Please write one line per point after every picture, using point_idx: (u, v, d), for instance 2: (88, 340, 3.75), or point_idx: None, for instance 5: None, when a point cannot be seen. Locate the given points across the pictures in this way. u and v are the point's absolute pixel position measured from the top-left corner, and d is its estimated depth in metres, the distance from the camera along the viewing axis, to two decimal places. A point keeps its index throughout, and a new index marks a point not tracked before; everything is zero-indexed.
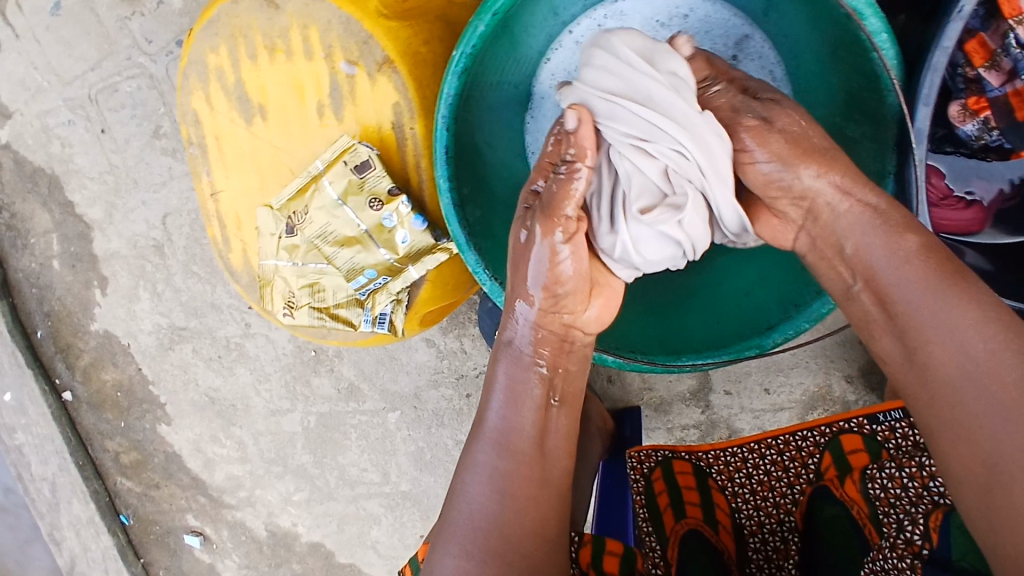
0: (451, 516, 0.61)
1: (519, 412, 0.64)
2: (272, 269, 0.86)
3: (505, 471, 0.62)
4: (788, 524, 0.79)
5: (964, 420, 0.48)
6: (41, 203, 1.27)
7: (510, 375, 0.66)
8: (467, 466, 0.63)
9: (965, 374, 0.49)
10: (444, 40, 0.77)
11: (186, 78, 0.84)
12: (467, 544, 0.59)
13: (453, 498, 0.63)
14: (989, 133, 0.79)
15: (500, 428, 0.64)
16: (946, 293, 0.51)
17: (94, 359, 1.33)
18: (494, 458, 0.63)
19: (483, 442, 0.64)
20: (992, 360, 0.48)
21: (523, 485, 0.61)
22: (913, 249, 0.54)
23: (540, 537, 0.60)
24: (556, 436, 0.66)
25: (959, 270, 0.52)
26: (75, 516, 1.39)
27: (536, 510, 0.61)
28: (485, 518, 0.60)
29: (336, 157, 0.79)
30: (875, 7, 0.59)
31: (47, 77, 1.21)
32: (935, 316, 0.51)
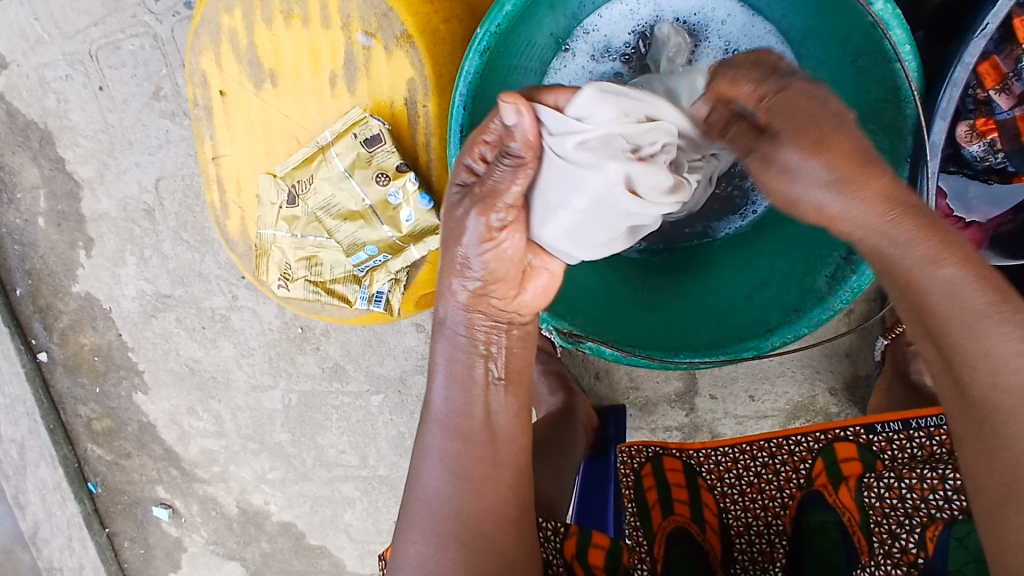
0: (411, 502, 0.61)
1: (464, 392, 0.62)
2: (270, 239, 0.84)
3: (456, 452, 0.61)
4: (776, 527, 0.81)
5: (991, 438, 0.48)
6: (31, 157, 1.24)
7: (449, 357, 0.63)
8: (423, 450, 0.63)
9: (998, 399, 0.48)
10: (463, 20, 0.77)
11: (197, 36, 0.82)
12: (427, 531, 0.59)
13: (412, 485, 0.62)
14: (994, 155, 0.79)
15: (446, 411, 0.62)
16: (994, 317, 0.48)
17: (74, 322, 1.30)
18: (446, 440, 0.61)
19: (433, 427, 0.63)
20: None
21: (478, 466, 0.61)
22: (959, 276, 0.49)
23: (499, 516, 0.60)
24: (502, 415, 0.63)
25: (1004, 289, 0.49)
26: (42, 481, 1.36)
27: (493, 491, 0.60)
28: (446, 500, 0.60)
29: (345, 129, 0.79)
30: (900, 18, 0.60)
31: (48, 28, 1.18)
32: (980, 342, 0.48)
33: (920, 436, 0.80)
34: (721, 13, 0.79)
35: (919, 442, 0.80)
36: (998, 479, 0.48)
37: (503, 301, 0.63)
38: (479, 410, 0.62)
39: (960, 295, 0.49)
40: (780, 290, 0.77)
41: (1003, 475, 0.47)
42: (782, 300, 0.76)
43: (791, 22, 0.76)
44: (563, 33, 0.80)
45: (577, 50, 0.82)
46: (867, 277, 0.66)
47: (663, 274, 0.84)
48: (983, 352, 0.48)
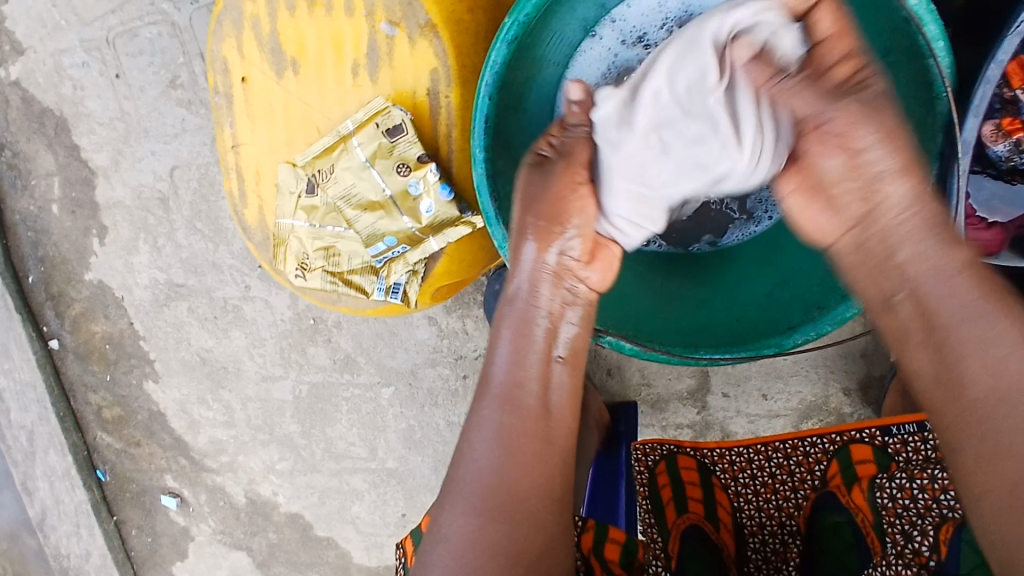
0: (457, 476, 0.61)
1: (524, 363, 0.65)
2: (287, 228, 0.84)
3: (510, 426, 0.62)
4: (789, 527, 0.81)
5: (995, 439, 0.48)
6: (45, 144, 1.24)
7: (514, 335, 0.66)
8: (474, 425, 0.63)
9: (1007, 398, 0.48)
10: (488, 10, 0.77)
11: (219, 23, 0.81)
12: (476, 501, 0.59)
13: (458, 461, 0.62)
14: (1019, 155, 0.80)
15: (506, 383, 0.64)
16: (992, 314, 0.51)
17: (86, 309, 1.30)
18: (500, 412, 0.63)
19: (488, 400, 0.64)
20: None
21: (527, 441, 0.62)
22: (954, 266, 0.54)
23: (540, 494, 0.60)
24: (559, 394, 0.65)
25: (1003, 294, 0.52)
26: (51, 468, 1.36)
27: (543, 468, 0.61)
28: (491, 475, 0.60)
29: (368, 118, 0.78)
30: (936, 13, 0.58)
31: (66, 15, 1.18)
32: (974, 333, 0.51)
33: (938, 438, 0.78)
34: None
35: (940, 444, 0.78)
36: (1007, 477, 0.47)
37: (574, 264, 0.69)
38: (533, 384, 0.64)
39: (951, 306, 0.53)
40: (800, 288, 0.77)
41: (1012, 471, 0.46)
42: (802, 299, 0.76)
43: None
44: (591, 20, 0.78)
45: (602, 37, 0.79)
46: None
47: (683, 272, 0.82)
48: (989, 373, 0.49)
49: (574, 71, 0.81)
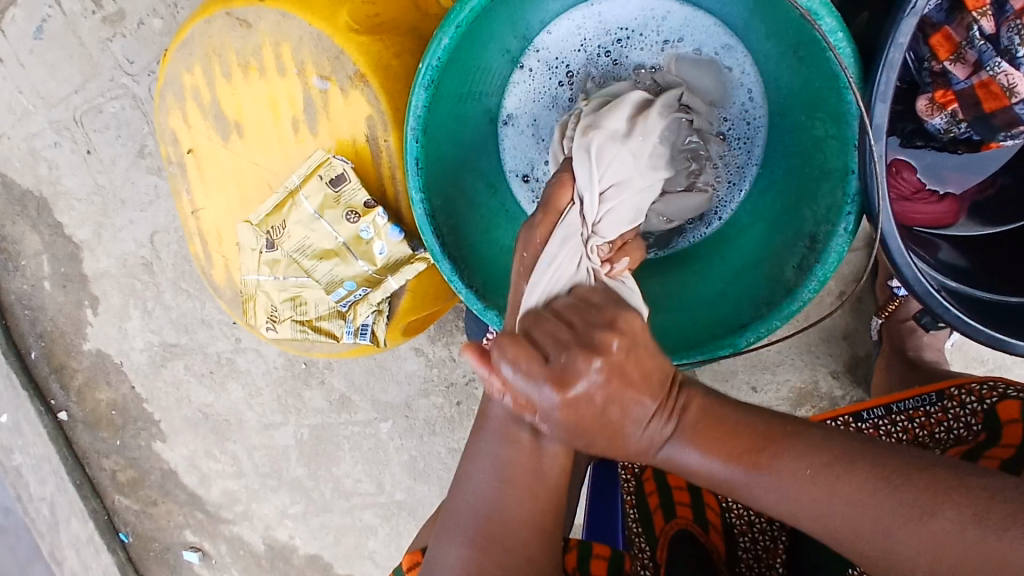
0: (452, 504, 0.58)
1: (518, 398, 0.56)
2: (253, 284, 0.87)
3: (507, 458, 0.56)
4: (777, 523, 0.85)
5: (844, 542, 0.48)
6: (30, 225, 1.28)
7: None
8: (472, 453, 0.58)
9: (818, 511, 0.48)
10: (413, 52, 0.79)
11: (163, 97, 0.85)
12: (469, 532, 0.56)
13: (455, 492, 0.59)
14: (957, 126, 0.77)
15: (502, 416, 0.56)
16: (761, 470, 0.48)
17: (89, 379, 1.34)
18: (500, 447, 0.56)
19: (486, 432, 0.57)
20: (836, 496, 0.47)
21: (525, 477, 0.56)
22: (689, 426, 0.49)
23: (543, 527, 0.57)
24: (556, 429, 0.57)
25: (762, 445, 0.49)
26: (75, 535, 1.40)
27: (536, 502, 0.56)
28: (488, 507, 0.56)
29: (311, 171, 0.81)
30: (830, 7, 0.60)
31: (33, 100, 1.22)
32: (773, 490, 0.48)
33: (953, 407, 0.77)
34: (661, 11, 0.80)
35: (971, 410, 0.75)
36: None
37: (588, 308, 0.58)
38: (529, 418, 0.57)
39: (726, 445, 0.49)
40: (751, 282, 0.78)
41: (864, 530, 0.47)
42: (751, 296, 0.77)
43: (730, 11, 0.77)
44: (517, 52, 0.81)
45: (530, 67, 0.82)
46: (835, 260, 0.67)
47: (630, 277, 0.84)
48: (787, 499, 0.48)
49: (510, 100, 0.84)
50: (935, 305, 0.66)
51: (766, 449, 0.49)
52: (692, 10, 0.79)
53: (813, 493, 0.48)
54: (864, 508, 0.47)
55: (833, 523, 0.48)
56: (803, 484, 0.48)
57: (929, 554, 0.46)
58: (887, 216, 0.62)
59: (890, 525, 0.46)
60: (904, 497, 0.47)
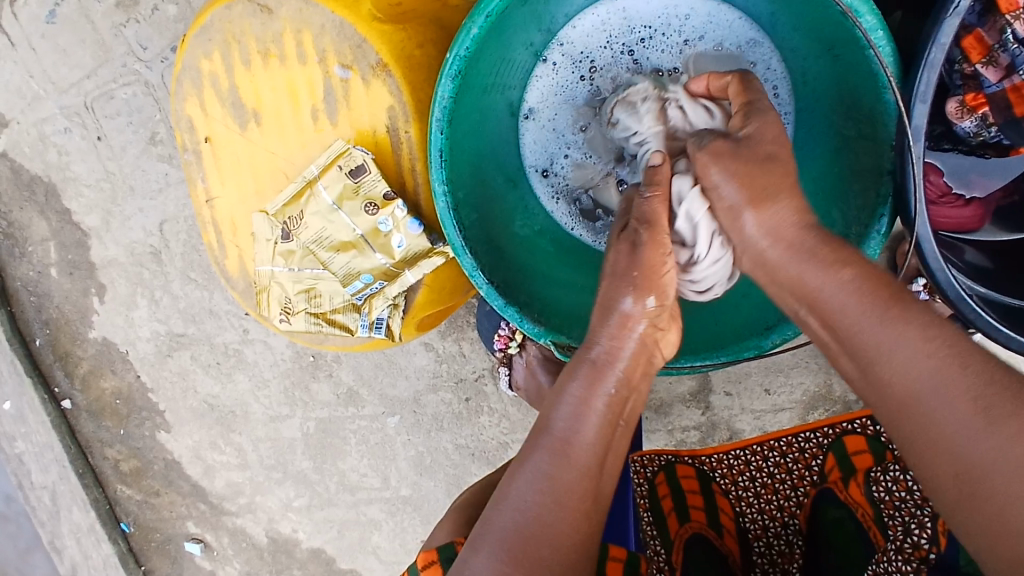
0: (492, 516, 0.56)
1: (582, 418, 0.58)
2: (268, 275, 0.86)
3: (563, 477, 0.56)
4: (793, 527, 0.83)
5: (925, 421, 0.50)
6: (38, 211, 1.27)
7: (585, 386, 0.59)
8: (522, 468, 0.57)
9: (921, 375, 0.50)
10: (437, 42, 0.78)
11: (179, 84, 0.83)
12: (511, 549, 0.54)
13: (497, 505, 0.57)
14: (987, 130, 0.77)
15: (562, 433, 0.58)
16: (890, 316, 0.52)
17: (94, 367, 1.32)
18: (552, 464, 0.56)
19: (540, 444, 0.58)
20: (942, 367, 0.49)
21: (576, 499, 0.56)
22: (847, 283, 0.54)
23: (586, 546, 0.56)
24: (612, 457, 0.60)
25: (896, 295, 0.53)
26: (76, 524, 1.39)
27: (585, 525, 0.56)
28: (534, 522, 0.55)
29: (330, 162, 0.80)
30: (870, 4, 0.59)
31: (44, 85, 1.20)
32: (881, 332, 0.52)
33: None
34: (684, 8, 0.79)
35: None
36: (954, 465, 0.48)
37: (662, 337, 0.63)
38: (588, 438, 0.58)
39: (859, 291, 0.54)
40: None
41: (963, 399, 0.48)
42: None
43: (756, 5, 0.76)
44: (541, 46, 0.80)
45: (553, 61, 0.81)
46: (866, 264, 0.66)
47: None
48: (896, 346, 0.51)
49: (532, 94, 0.83)
50: (967, 310, 0.66)
51: (904, 304, 0.53)
52: (719, 6, 0.78)
53: (930, 352, 0.50)
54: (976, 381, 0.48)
55: (926, 381, 0.50)
56: (929, 338, 0.51)
57: (1016, 440, 0.46)
58: (921, 220, 0.61)
59: (990, 399, 0.48)
60: (1008, 391, 0.48)
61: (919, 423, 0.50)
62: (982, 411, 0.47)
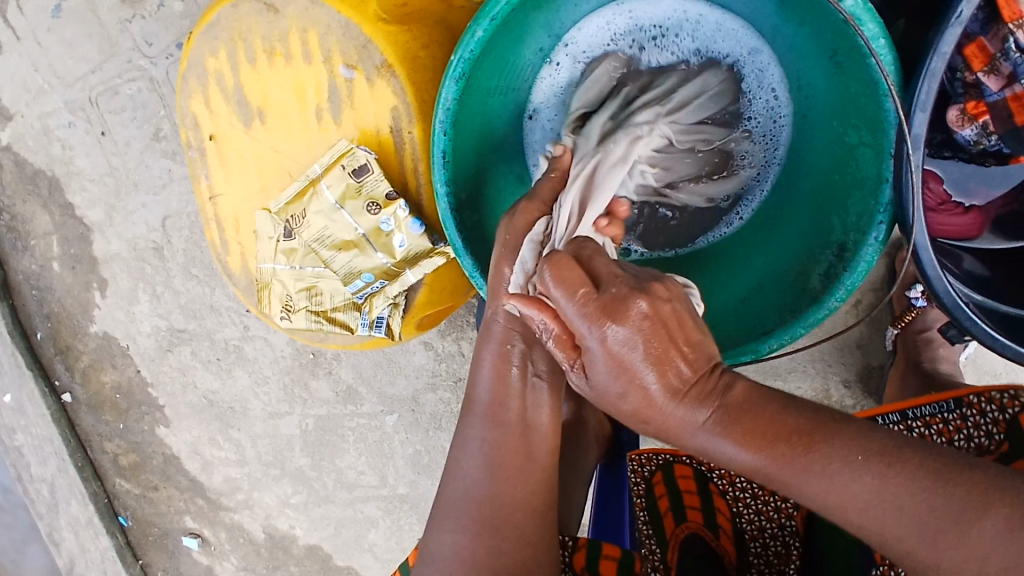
0: (445, 491, 0.60)
1: (506, 384, 0.60)
2: (270, 272, 0.86)
3: (495, 442, 0.59)
4: (788, 528, 0.84)
5: (889, 549, 0.47)
6: (41, 205, 1.27)
7: (495, 357, 0.60)
8: (462, 440, 0.60)
9: (865, 512, 0.47)
10: (442, 44, 0.79)
11: (185, 81, 0.84)
12: (464, 519, 0.57)
13: (447, 479, 0.60)
14: (988, 138, 0.77)
15: (488, 402, 0.60)
16: (805, 470, 0.48)
17: (94, 361, 1.33)
18: (488, 431, 0.59)
19: (473, 418, 0.60)
20: (880, 497, 0.46)
21: (514, 457, 0.59)
22: (755, 448, 0.48)
23: (531, 504, 0.59)
24: (542, 410, 0.60)
25: (804, 437, 0.48)
26: (74, 517, 1.39)
27: (526, 484, 0.59)
28: (480, 491, 0.58)
29: (334, 160, 0.80)
30: (873, 13, 0.59)
31: (49, 79, 1.21)
32: (812, 487, 0.48)
33: (974, 415, 0.78)
34: (694, 16, 0.79)
35: (991, 419, 0.77)
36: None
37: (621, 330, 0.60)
38: (514, 399, 0.59)
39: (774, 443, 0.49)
40: (774, 293, 0.78)
41: (907, 526, 0.46)
42: (777, 303, 0.77)
43: (759, 14, 0.77)
44: (546, 49, 0.81)
45: (559, 64, 0.82)
46: (863, 270, 0.67)
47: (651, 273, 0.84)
48: (827, 494, 0.47)
49: (537, 95, 0.83)
50: (961, 317, 0.66)
51: (814, 442, 0.48)
52: (725, 11, 0.78)
53: (863, 493, 0.47)
54: (917, 508, 0.46)
55: (872, 522, 0.47)
56: (853, 480, 0.47)
57: (977, 560, 0.44)
58: (920, 228, 0.62)
59: (938, 529, 0.45)
60: (954, 502, 0.45)
61: (887, 547, 0.48)
62: (938, 540, 0.45)
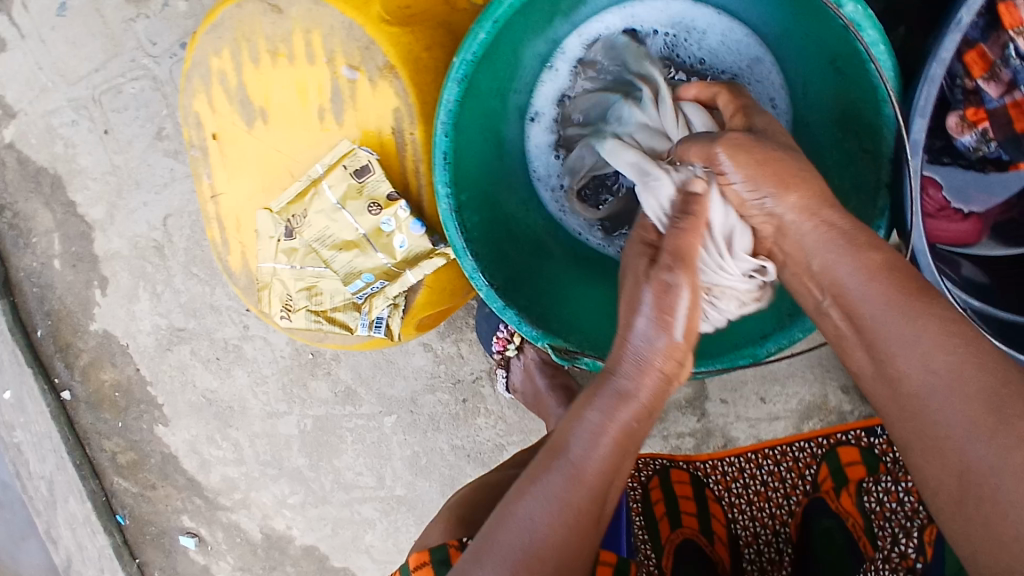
0: (497, 536, 0.55)
1: (602, 444, 0.57)
2: (270, 272, 0.86)
3: (572, 502, 0.56)
4: (783, 535, 0.85)
5: (930, 426, 0.51)
6: (43, 203, 1.28)
7: (607, 411, 0.58)
8: (533, 491, 0.56)
9: (933, 372, 0.51)
10: (445, 46, 0.79)
11: (189, 80, 0.84)
12: (515, 567, 0.53)
13: (502, 522, 0.56)
14: (987, 144, 0.78)
15: (579, 459, 0.57)
16: (909, 310, 0.53)
17: (94, 358, 1.33)
18: (565, 487, 0.56)
19: (556, 470, 0.57)
20: (957, 366, 0.50)
21: (585, 521, 0.56)
22: (876, 282, 0.55)
23: (582, 566, 0.56)
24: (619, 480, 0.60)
25: (923, 288, 0.54)
26: (72, 515, 1.39)
27: (584, 546, 0.56)
28: (541, 543, 0.54)
29: (336, 161, 0.81)
30: (873, 19, 0.60)
31: (52, 77, 1.22)
32: (903, 332, 0.53)
33: None
34: (700, 24, 0.80)
35: None
36: (949, 465, 0.50)
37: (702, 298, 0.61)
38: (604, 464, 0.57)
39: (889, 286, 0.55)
40: None
41: (977, 393, 0.49)
42: None
43: (762, 24, 0.77)
44: (546, 54, 0.82)
45: (559, 70, 0.84)
46: None
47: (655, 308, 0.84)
48: (912, 342, 0.53)
49: (540, 98, 0.85)
50: None
51: (931, 298, 0.54)
52: (730, 20, 0.79)
53: (946, 349, 0.51)
54: (987, 380, 0.49)
55: (939, 379, 0.51)
56: (950, 338, 0.51)
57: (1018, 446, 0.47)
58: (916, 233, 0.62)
59: (998, 400, 0.48)
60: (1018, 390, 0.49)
61: (930, 418, 0.51)
62: (992, 411, 0.48)
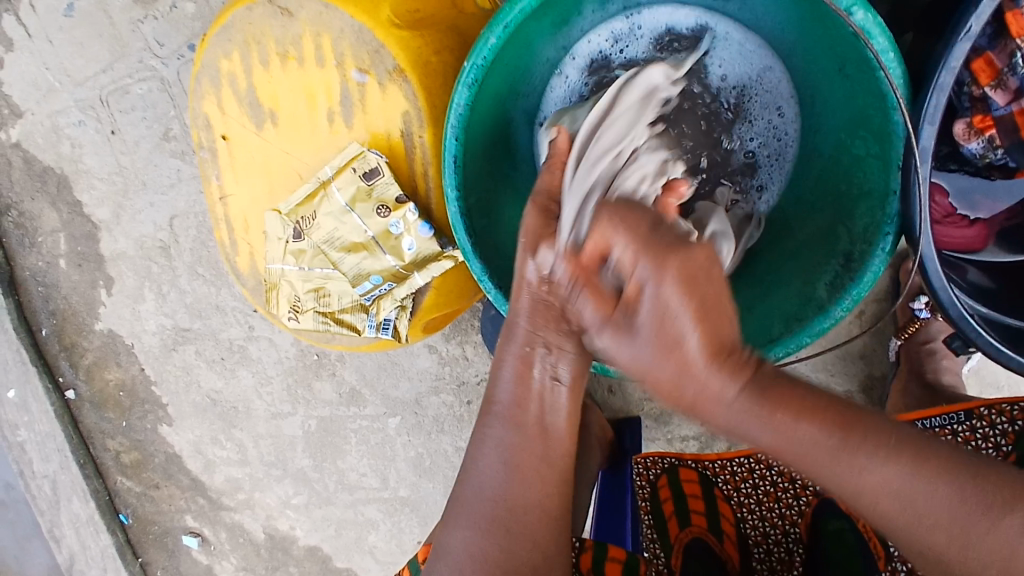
0: (460, 490, 0.59)
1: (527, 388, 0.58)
2: (278, 272, 0.87)
3: (515, 444, 0.57)
4: (793, 535, 0.84)
5: (905, 535, 0.50)
6: (49, 202, 1.28)
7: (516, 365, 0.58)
8: (480, 442, 0.59)
9: (897, 501, 0.49)
10: (453, 50, 0.79)
11: (198, 82, 0.85)
12: (478, 519, 0.57)
13: (464, 478, 0.60)
14: (994, 151, 0.78)
15: (508, 403, 0.58)
16: (841, 456, 0.49)
17: (99, 358, 1.33)
18: (506, 435, 0.58)
19: (491, 418, 0.59)
20: (912, 490, 0.48)
21: (535, 464, 0.58)
22: (797, 437, 0.49)
23: (548, 512, 0.58)
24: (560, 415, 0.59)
25: (842, 422, 0.49)
26: (75, 514, 1.39)
27: (540, 489, 0.58)
28: (496, 492, 0.57)
29: (345, 163, 0.81)
30: (883, 27, 0.60)
31: (59, 77, 1.22)
32: (844, 475, 0.49)
33: (983, 426, 0.80)
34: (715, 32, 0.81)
35: (1001, 430, 0.79)
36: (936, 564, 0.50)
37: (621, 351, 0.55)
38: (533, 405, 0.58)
39: (807, 435, 0.49)
40: (779, 303, 0.78)
41: (940, 512, 0.48)
42: (783, 312, 0.77)
43: (776, 33, 0.78)
44: (554, 60, 0.82)
45: (567, 76, 0.83)
46: (869, 281, 0.67)
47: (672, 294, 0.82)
48: (857, 481, 0.49)
49: (546, 104, 0.84)
50: (967, 329, 0.67)
51: (852, 431, 0.49)
52: (746, 30, 0.80)
53: (895, 480, 0.48)
54: (945, 496, 0.48)
55: (897, 509, 0.49)
56: (888, 466, 0.48)
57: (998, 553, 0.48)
58: (927, 240, 0.62)
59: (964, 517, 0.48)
60: (974, 495, 0.48)
61: (902, 532, 0.50)
62: (957, 529, 0.48)
